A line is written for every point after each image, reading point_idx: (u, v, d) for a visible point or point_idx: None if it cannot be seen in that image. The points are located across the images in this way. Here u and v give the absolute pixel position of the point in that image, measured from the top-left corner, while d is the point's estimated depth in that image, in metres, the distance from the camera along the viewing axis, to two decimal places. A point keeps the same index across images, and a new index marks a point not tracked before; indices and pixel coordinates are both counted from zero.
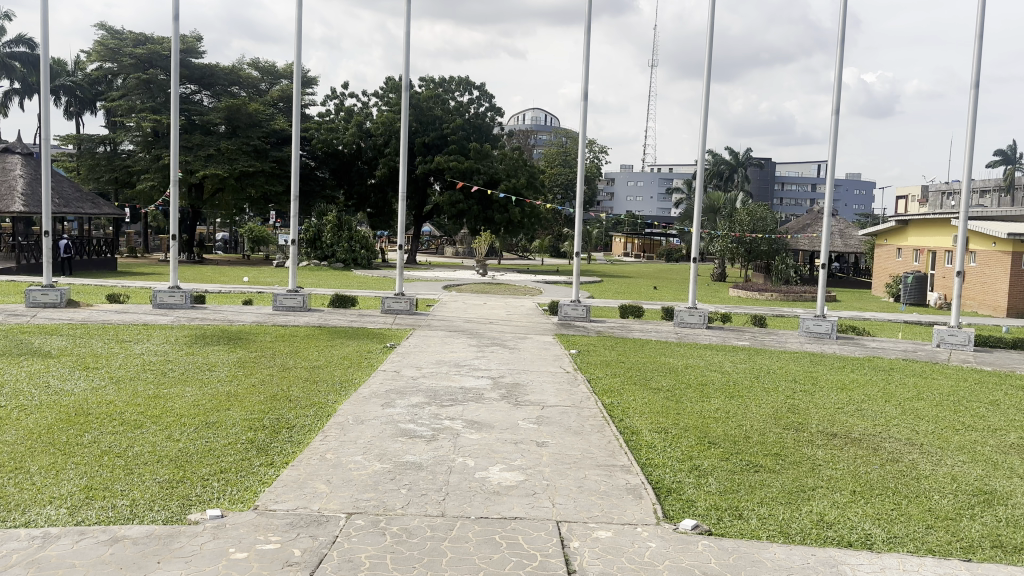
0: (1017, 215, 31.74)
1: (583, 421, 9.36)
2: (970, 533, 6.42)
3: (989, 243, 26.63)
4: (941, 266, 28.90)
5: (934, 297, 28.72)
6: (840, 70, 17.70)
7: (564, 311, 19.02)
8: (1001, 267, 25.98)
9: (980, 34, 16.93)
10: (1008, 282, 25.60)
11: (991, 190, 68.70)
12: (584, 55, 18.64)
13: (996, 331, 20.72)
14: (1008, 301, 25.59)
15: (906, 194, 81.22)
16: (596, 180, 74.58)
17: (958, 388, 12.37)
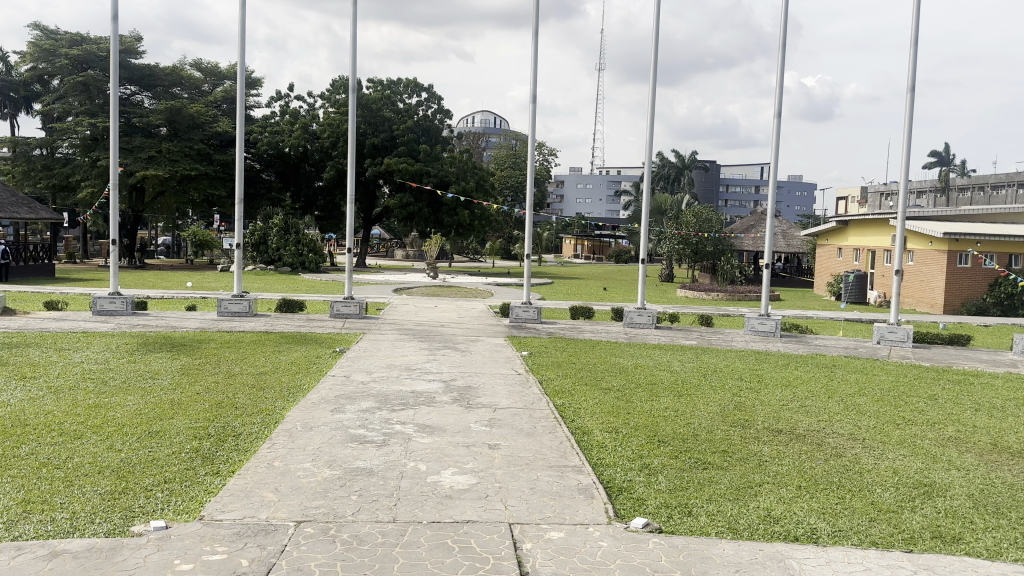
0: (948, 215, 32.95)
1: (534, 423, 9.40)
2: (911, 525, 6.63)
3: (925, 243, 27.58)
4: (880, 265, 29.85)
5: (874, 296, 29.62)
6: (782, 74, 18.12)
7: (516, 313, 19.02)
8: (937, 266, 26.94)
9: (915, 39, 17.54)
10: (944, 280, 26.57)
11: (927, 190, 71.44)
12: (533, 58, 18.68)
13: (933, 328, 21.44)
14: (944, 298, 26.56)
15: (845, 196, 83.62)
16: (545, 184, 74.95)
17: (898, 384, 12.79)
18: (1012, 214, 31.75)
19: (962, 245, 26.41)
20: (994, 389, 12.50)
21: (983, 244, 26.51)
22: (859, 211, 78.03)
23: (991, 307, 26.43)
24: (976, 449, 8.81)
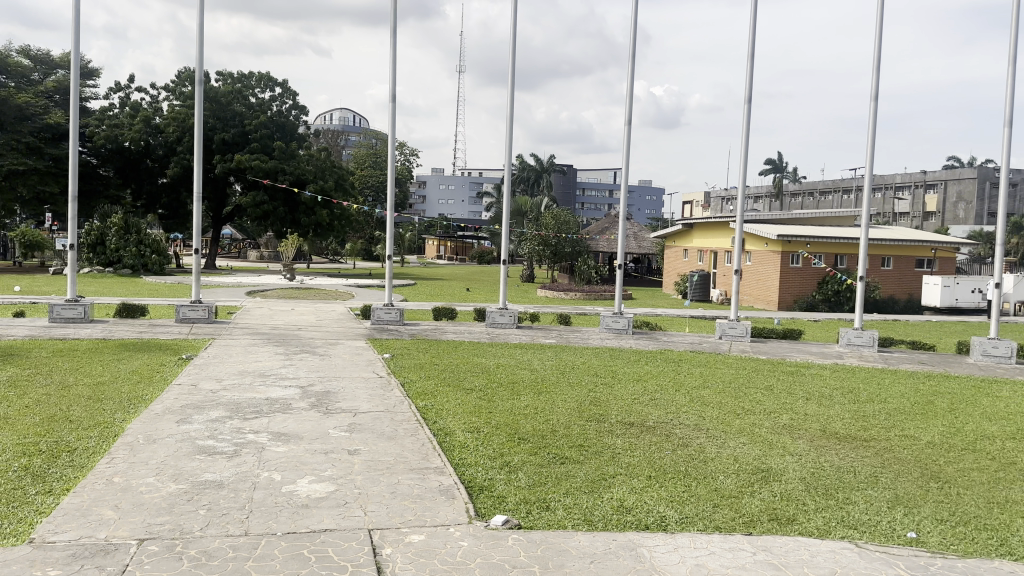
0: (781, 219, 35.67)
1: (395, 426, 9.30)
2: (750, 509, 7.09)
3: (762, 244, 29.75)
4: (721, 265, 31.85)
5: (717, 294, 31.57)
6: (633, 82, 18.90)
7: (377, 315, 18.77)
8: (772, 265, 29.09)
9: (751, 54, 18.81)
10: (778, 278, 28.71)
11: (763, 196, 77.15)
12: (391, 57, 18.48)
13: (769, 324, 23.14)
14: (779, 296, 28.69)
15: (691, 200, 88.60)
16: (406, 185, 74.48)
17: (738, 376, 13.70)
18: (835, 217, 34.83)
19: (794, 247, 28.62)
20: (819, 379, 13.66)
21: (813, 245, 28.83)
22: (703, 215, 82.92)
23: (819, 304, 28.88)
24: (805, 433, 9.59)
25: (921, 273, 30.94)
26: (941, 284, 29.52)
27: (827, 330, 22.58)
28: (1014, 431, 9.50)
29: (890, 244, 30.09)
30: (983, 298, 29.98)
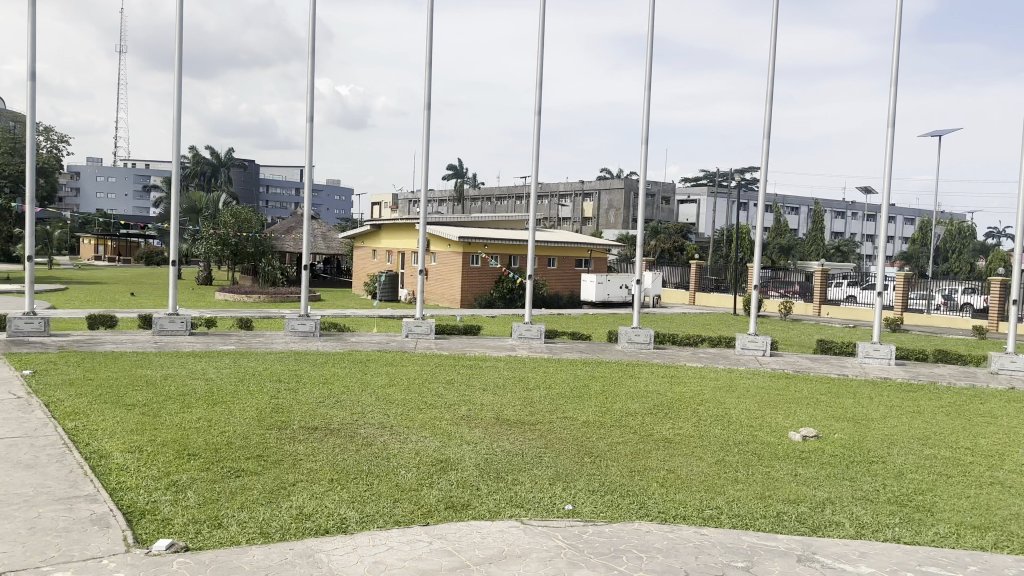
0: (464, 222, 37.50)
1: (36, 453, 8.02)
2: (429, 501, 6.84)
3: (444, 244, 31.08)
4: (408, 265, 32.83)
5: (404, 293, 32.21)
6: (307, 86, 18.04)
7: (15, 326, 16.17)
8: (454, 265, 30.47)
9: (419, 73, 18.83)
10: (460, 277, 30.12)
11: (447, 200, 80.81)
12: (26, 27, 15.91)
13: (452, 320, 24.09)
14: (460, 294, 30.06)
15: (380, 201, 89.29)
16: (53, 174, 64.82)
17: (425, 369, 13.48)
18: (511, 220, 37.46)
19: (473, 248, 30.31)
20: (501, 368, 13.55)
21: (490, 246, 30.80)
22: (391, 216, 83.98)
23: (496, 300, 30.53)
24: (480, 419, 9.68)
25: (581, 271, 34.25)
26: (594, 280, 33.17)
27: (503, 323, 24.05)
28: (651, 407, 10.41)
29: (555, 245, 33.18)
30: (629, 293, 34.10)
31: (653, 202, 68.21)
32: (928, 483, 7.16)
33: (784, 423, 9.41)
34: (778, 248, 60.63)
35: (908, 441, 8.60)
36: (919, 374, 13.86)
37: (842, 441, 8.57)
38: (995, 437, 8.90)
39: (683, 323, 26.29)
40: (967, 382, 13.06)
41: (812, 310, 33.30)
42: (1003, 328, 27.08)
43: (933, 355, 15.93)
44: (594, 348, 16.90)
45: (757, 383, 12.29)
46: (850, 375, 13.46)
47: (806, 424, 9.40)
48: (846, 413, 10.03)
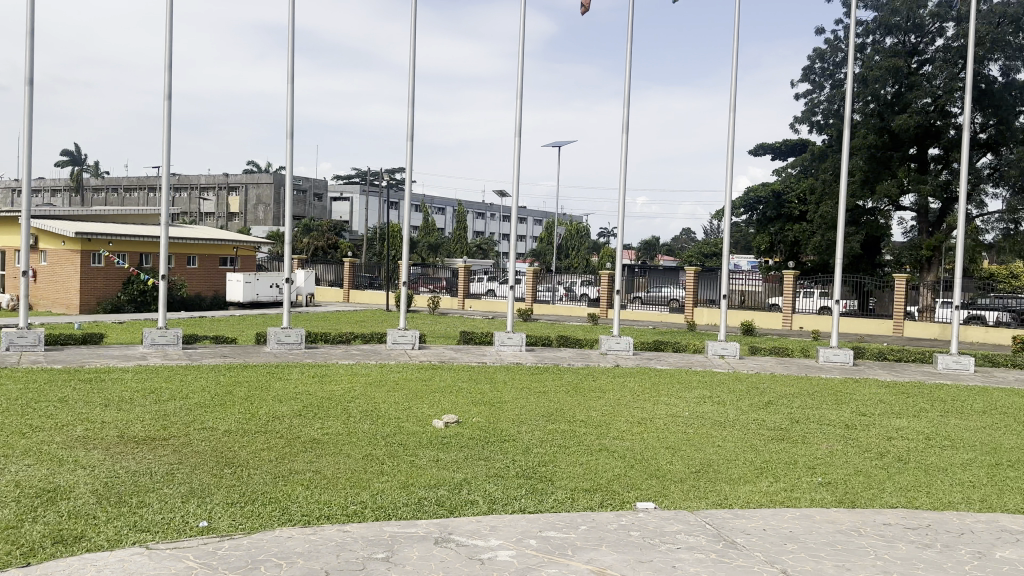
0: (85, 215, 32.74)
1: None
2: (30, 537, 5.88)
3: (57, 242, 27.04)
4: (11, 266, 28.11)
5: (6, 300, 27.28)
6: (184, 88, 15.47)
7: None
8: (71, 267, 26.70)
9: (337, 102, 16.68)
10: (78, 280, 26.54)
11: (61, 190, 69.84)
12: None
13: (67, 327, 20.78)
14: (80, 299, 26.50)
15: None
16: None
17: (33, 387, 11.54)
18: (144, 214, 33.66)
19: (95, 246, 26.83)
20: (125, 380, 12.19)
21: (116, 244, 27.64)
22: None
23: (126, 304, 27.46)
24: (101, 440, 8.56)
25: (225, 270, 32.34)
26: (243, 280, 30.96)
27: (132, 328, 21.35)
28: (299, 407, 10.16)
29: (193, 244, 30.71)
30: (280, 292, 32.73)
31: (304, 198, 66.25)
32: (549, 454, 8.01)
33: (428, 412, 9.86)
34: (427, 246, 63.03)
35: (534, 419, 9.55)
36: (545, 359, 15.50)
37: (479, 424, 9.21)
38: (602, 409, 10.29)
39: (335, 322, 26.01)
40: (583, 363, 14.95)
41: (456, 303, 35.44)
42: (609, 315, 31.58)
43: (556, 340, 17.91)
44: (239, 350, 15.98)
45: (405, 376, 12.70)
46: (489, 363, 14.57)
47: (447, 412, 9.91)
48: (484, 398, 10.80)
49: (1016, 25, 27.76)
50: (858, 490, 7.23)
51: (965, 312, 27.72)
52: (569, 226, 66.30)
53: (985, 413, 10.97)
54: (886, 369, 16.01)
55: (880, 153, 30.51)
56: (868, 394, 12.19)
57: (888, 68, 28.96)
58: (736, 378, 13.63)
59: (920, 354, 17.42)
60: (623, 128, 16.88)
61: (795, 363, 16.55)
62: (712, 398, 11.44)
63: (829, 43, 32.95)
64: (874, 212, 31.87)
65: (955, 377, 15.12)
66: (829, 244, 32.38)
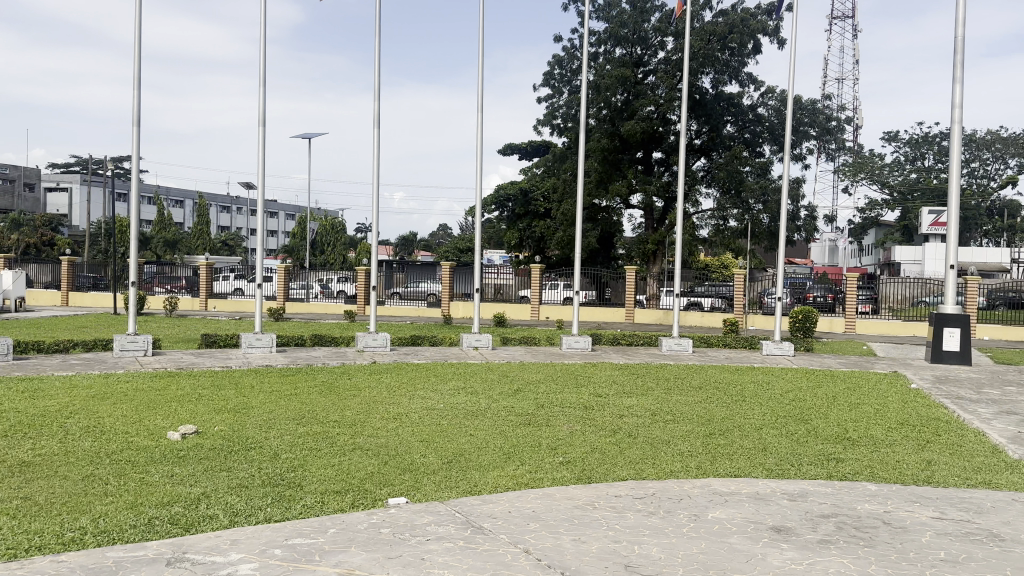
0: None
1: None
2: None
3: None
4: None
5: None
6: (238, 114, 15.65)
7: None
8: None
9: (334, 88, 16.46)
10: None
11: None
12: None
13: None
14: None
15: None
16: None
17: None
18: None
19: None
20: None
21: None
22: None
23: None
24: None
25: None
26: None
27: None
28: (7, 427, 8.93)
29: None
30: None
31: (10, 188, 58.93)
32: (297, 459, 7.77)
33: (163, 424, 9.13)
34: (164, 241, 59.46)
35: (282, 423, 9.21)
36: (298, 359, 15.05)
37: (221, 433, 8.70)
38: (356, 408, 10.19)
39: (53, 328, 23.12)
40: (338, 362, 14.68)
41: (198, 305, 34.07)
42: (366, 312, 32.14)
43: (309, 339, 17.54)
44: None
45: (139, 386, 11.63)
46: (237, 367, 13.81)
47: (185, 422, 9.24)
48: (229, 405, 10.21)
49: (722, 43, 31.43)
50: (594, 466, 7.80)
51: (685, 300, 30.97)
52: (323, 221, 65.65)
53: (700, 388, 12.38)
54: (621, 353, 17.54)
55: (612, 155, 33.00)
56: (607, 377, 13.25)
57: (617, 77, 31.53)
58: (490, 367, 14.15)
59: (648, 338, 19.31)
60: (374, 122, 16.82)
61: (542, 351, 17.57)
62: (465, 389, 11.78)
63: (566, 51, 35.34)
64: (608, 210, 34.56)
65: (678, 358, 16.94)
66: (571, 239, 34.81)
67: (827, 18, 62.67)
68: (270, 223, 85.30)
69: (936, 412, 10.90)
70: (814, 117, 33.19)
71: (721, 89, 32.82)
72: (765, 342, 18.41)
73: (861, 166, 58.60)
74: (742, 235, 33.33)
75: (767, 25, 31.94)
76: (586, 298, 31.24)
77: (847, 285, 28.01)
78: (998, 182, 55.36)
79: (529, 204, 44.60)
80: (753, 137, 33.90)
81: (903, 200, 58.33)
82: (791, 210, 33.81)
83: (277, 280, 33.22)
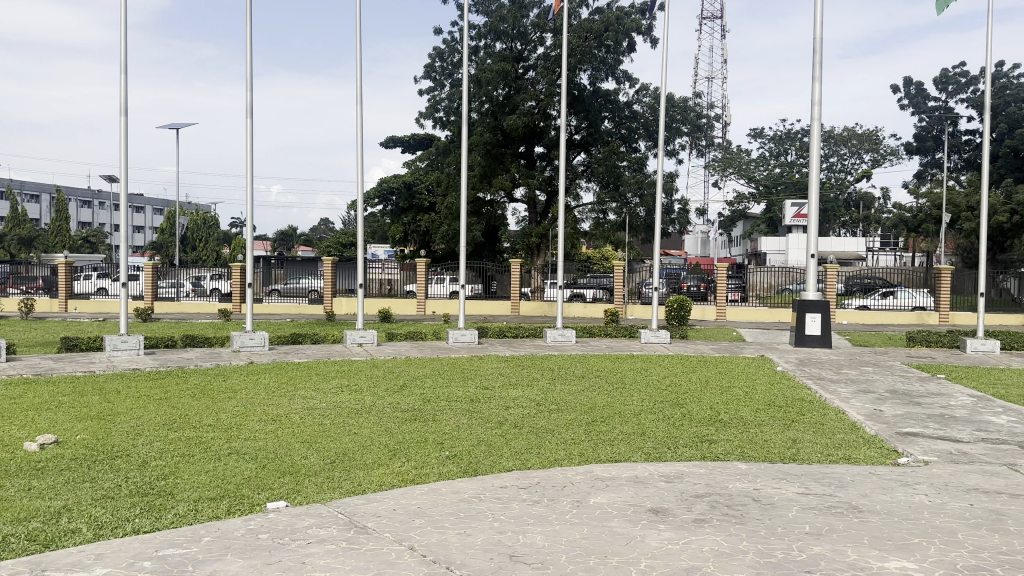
0: None
1: None
2: None
3: None
4: None
5: None
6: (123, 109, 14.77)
7: None
8: None
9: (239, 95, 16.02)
10: None
11: None
12: None
13: None
14: None
15: None
16: None
17: None
18: None
19: None
20: None
21: None
22: None
23: None
24: None
25: None
26: None
27: None
28: None
29: None
30: None
31: None
32: (169, 466, 7.40)
33: (18, 435, 8.46)
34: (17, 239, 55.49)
35: (153, 429, 8.74)
36: (168, 361, 14.33)
37: (84, 442, 8.16)
38: (233, 410, 9.81)
39: None
40: (212, 363, 14.06)
41: (58, 307, 31.86)
42: (243, 310, 31.14)
43: (180, 340, 16.79)
44: None
45: None
46: (101, 371, 13.00)
47: (43, 432, 8.59)
48: (93, 412, 9.58)
49: (599, 41, 32.21)
50: (479, 459, 7.82)
51: (568, 291, 31.62)
52: (194, 216, 62.90)
53: (584, 377, 12.68)
54: (506, 345, 17.72)
55: (495, 149, 33.42)
56: (493, 369, 13.33)
57: (498, 72, 31.77)
58: (375, 364, 13.97)
59: (531, 330, 19.61)
60: (247, 113, 16.21)
61: (427, 346, 17.50)
62: (349, 387, 11.58)
63: (447, 44, 35.26)
64: (492, 203, 34.82)
65: (561, 348, 17.27)
66: (455, 233, 34.80)
67: (697, 18, 65.31)
68: (136, 219, 80.99)
69: (799, 393, 11.63)
70: (685, 114, 34.52)
71: (598, 86, 33.64)
72: (642, 331, 19.06)
73: (730, 161, 61.46)
74: (620, 228, 34.36)
75: (641, 24, 32.89)
76: (473, 292, 31.48)
77: (718, 275, 29.41)
78: (851, 176, 59.44)
79: (414, 198, 44.52)
80: (629, 134, 34.97)
81: (768, 193, 61.74)
82: (665, 204, 35.04)
83: (144, 278, 31.71)
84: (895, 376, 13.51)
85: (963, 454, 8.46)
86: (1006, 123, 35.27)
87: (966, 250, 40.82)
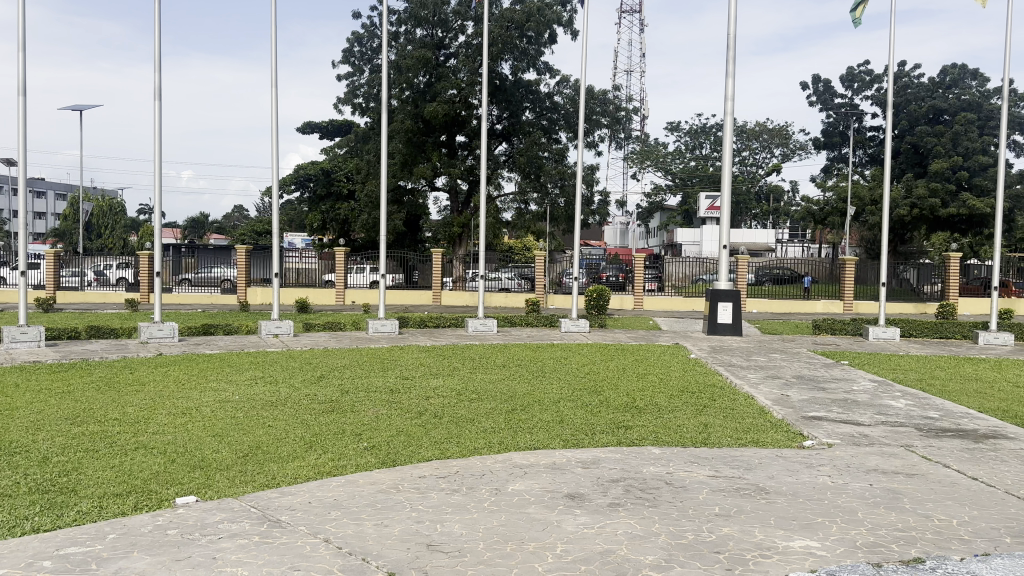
0: None
1: None
2: None
3: None
4: None
5: None
6: (23, 97, 14.09)
7: None
8: None
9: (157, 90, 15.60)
10: None
11: None
12: None
13: None
14: None
15: None
16: None
17: None
18: None
19: None
20: None
21: None
22: None
23: None
24: None
25: None
26: None
27: None
28: None
29: None
30: None
31: None
32: (72, 461, 7.12)
33: None
34: None
35: (53, 423, 8.38)
36: (70, 353, 13.76)
37: None
38: (140, 404, 9.48)
39: None
40: (118, 355, 13.57)
41: None
42: (150, 299, 29.95)
43: (85, 332, 16.14)
44: None
45: None
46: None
47: None
48: None
49: (521, 31, 32.33)
50: (398, 449, 7.79)
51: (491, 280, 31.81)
52: (98, 201, 60.33)
53: (502, 366, 12.78)
54: (427, 335, 17.70)
55: (417, 138, 33.14)
56: (413, 360, 13.25)
57: (418, 59, 31.49)
58: (292, 355, 13.78)
59: (452, 320, 19.66)
60: (155, 96, 15.63)
61: (346, 336, 17.31)
62: (264, 378, 11.36)
63: (367, 29, 34.79)
64: (413, 192, 34.62)
65: (482, 338, 17.35)
66: (375, 221, 34.56)
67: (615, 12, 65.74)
68: (38, 205, 77.53)
69: (711, 379, 12.03)
70: (604, 107, 35.03)
71: (520, 76, 33.70)
72: (561, 321, 19.30)
73: (647, 154, 62.42)
74: (542, 219, 34.63)
75: (562, 16, 33.11)
76: (395, 282, 31.18)
77: (635, 266, 29.86)
78: (762, 170, 61.49)
79: (333, 185, 43.71)
80: (551, 125, 35.24)
81: (684, 185, 63.34)
82: (586, 195, 35.49)
83: (44, 266, 30.31)
84: (801, 362, 14.07)
85: (863, 436, 8.89)
86: (907, 120, 37.00)
87: (869, 242, 42.79)
